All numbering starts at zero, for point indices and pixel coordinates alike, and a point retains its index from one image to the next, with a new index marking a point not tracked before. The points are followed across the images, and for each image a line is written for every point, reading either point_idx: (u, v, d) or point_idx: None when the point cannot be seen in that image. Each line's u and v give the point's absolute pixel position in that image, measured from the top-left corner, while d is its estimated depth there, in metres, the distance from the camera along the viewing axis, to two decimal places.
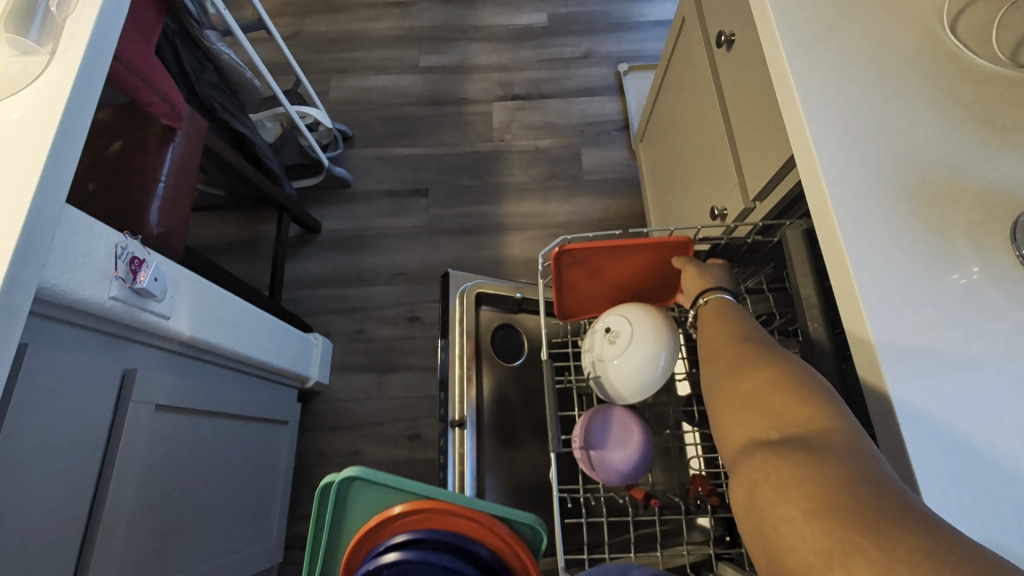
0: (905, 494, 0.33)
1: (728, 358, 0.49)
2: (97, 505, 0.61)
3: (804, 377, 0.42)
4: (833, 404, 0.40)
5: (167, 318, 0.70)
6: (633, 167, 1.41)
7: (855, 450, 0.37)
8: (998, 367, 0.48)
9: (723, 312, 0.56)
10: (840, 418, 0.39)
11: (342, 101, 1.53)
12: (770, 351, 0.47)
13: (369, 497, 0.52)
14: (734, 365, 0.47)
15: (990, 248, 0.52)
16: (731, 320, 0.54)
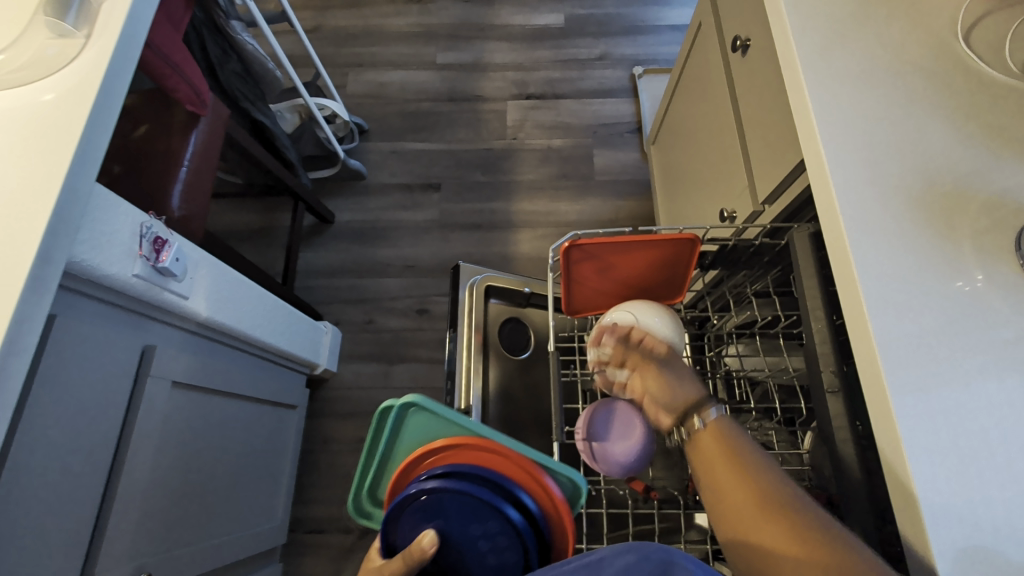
0: None
1: (761, 520, 0.42)
2: (113, 475, 0.64)
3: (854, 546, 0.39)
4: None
5: (186, 298, 0.72)
6: (644, 169, 1.42)
7: None
8: (998, 373, 0.49)
9: (723, 440, 0.49)
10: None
11: (359, 95, 1.56)
12: (798, 501, 0.43)
13: (423, 426, 0.54)
14: (778, 532, 0.41)
15: (995, 257, 0.53)
16: (742, 453, 0.47)
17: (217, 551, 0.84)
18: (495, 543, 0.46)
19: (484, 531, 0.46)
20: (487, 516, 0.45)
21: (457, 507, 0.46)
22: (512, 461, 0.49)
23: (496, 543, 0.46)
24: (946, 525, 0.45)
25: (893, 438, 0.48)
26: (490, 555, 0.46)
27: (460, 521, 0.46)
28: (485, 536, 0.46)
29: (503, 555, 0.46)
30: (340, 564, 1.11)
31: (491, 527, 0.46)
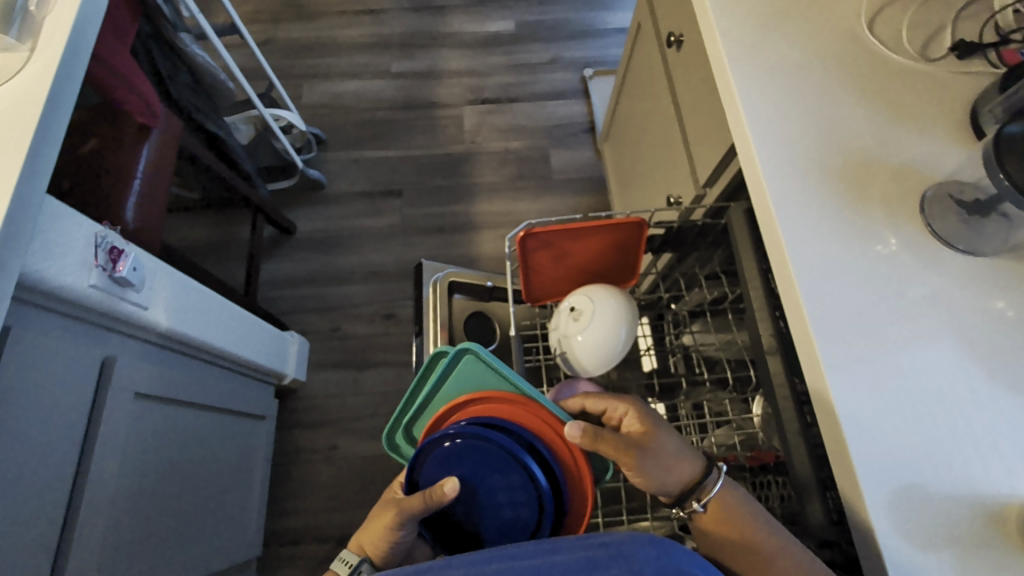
0: None
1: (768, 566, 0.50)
2: (77, 489, 0.63)
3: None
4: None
5: (146, 308, 0.71)
6: (599, 166, 1.48)
7: None
8: (913, 325, 0.54)
9: (731, 515, 0.52)
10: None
11: (315, 105, 1.56)
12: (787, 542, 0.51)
13: (473, 377, 0.63)
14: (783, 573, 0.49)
15: (905, 222, 0.59)
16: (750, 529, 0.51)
17: (189, 565, 0.82)
18: (515, 496, 0.56)
19: (509, 481, 0.55)
20: (514, 469, 0.55)
21: (491, 455, 0.55)
22: (544, 422, 0.59)
23: (516, 493, 0.56)
24: (876, 464, 0.49)
25: (823, 387, 0.53)
26: (508, 504, 0.56)
27: (489, 469, 0.56)
28: (507, 485, 0.55)
29: (519, 506, 0.56)
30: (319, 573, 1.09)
31: (516, 477, 0.55)
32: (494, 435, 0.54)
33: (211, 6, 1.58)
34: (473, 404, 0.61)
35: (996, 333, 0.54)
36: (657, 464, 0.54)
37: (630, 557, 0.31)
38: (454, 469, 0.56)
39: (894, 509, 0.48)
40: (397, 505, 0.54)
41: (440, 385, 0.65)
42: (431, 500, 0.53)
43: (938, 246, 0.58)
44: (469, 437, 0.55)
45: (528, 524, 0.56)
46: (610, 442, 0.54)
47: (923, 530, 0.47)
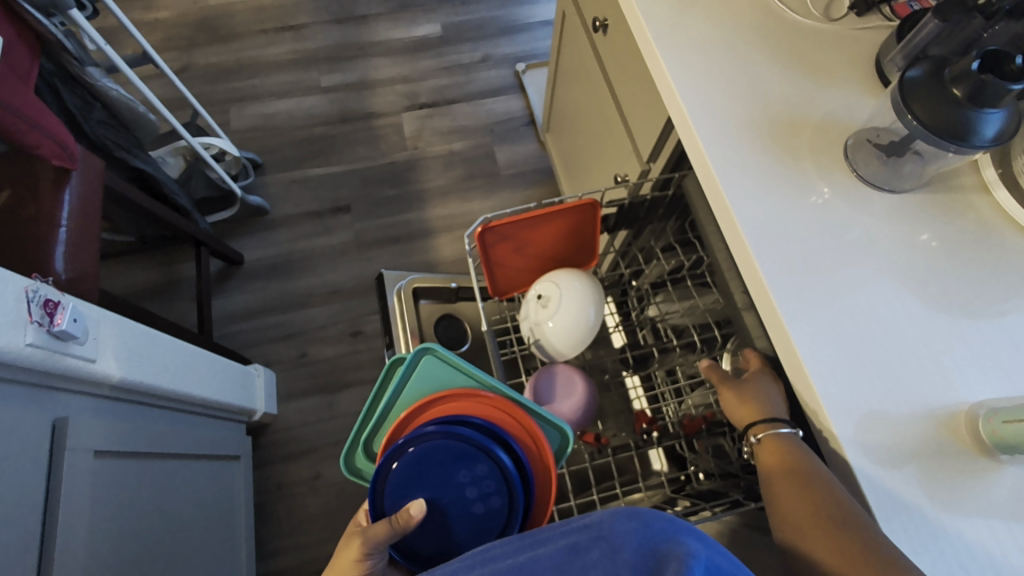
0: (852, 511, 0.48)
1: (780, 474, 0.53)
2: (44, 565, 0.58)
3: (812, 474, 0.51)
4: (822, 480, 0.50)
5: (93, 360, 0.67)
6: (544, 157, 1.50)
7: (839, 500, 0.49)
8: (855, 266, 0.58)
9: (785, 449, 0.54)
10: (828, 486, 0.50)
11: (246, 129, 1.51)
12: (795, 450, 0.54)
13: (431, 378, 0.64)
14: (788, 476, 0.52)
15: (833, 171, 0.63)
16: (796, 458, 0.53)
17: None
18: (482, 489, 0.56)
19: (475, 472, 0.56)
20: (479, 458, 0.56)
21: (455, 448, 0.57)
22: (507, 413, 0.61)
23: (484, 484, 0.56)
24: (842, 398, 0.53)
25: (782, 331, 0.56)
26: (478, 497, 0.56)
27: (454, 464, 0.57)
28: (474, 477, 0.56)
29: (489, 498, 0.56)
30: None
31: (482, 467, 0.56)
32: (459, 428, 0.57)
33: (118, 37, 1.50)
34: (436, 406, 0.62)
35: (925, 261, 0.59)
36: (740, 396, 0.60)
37: (610, 534, 0.31)
38: (419, 472, 0.57)
39: (861, 432, 0.51)
40: (363, 534, 0.54)
41: (397, 393, 0.64)
42: (395, 525, 0.52)
43: (866, 189, 0.62)
44: (434, 431, 0.57)
45: (500, 515, 0.56)
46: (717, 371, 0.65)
47: (889, 450, 0.51)
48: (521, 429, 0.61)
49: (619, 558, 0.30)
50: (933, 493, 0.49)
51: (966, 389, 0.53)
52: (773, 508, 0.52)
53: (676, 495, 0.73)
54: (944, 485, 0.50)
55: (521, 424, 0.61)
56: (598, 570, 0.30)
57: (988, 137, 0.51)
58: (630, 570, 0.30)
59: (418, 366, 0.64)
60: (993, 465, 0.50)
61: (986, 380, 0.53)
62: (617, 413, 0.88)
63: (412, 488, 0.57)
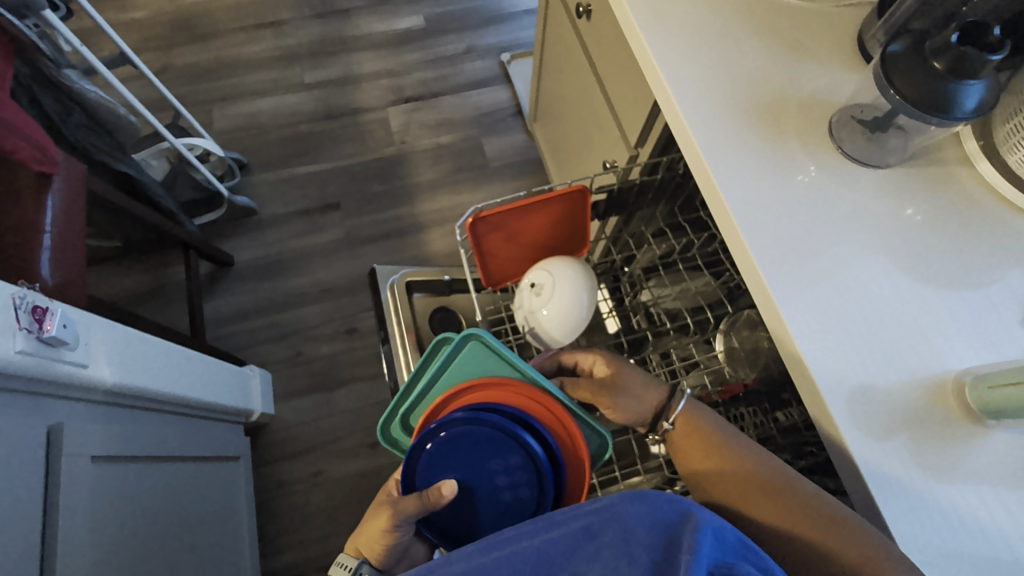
0: (768, 470, 0.55)
1: (696, 447, 0.59)
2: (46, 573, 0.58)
3: (725, 443, 0.58)
4: (734, 448, 0.58)
5: (86, 366, 0.67)
6: (533, 147, 1.50)
7: (755, 462, 0.56)
8: (844, 241, 0.59)
9: (697, 428, 0.60)
10: (739, 452, 0.57)
11: (230, 129, 1.49)
12: (698, 418, 0.61)
13: (473, 366, 0.64)
14: (705, 449, 0.59)
15: (818, 148, 0.64)
16: (704, 426, 0.60)
17: None
18: (513, 479, 0.58)
19: (508, 462, 0.57)
20: (513, 449, 0.57)
21: (492, 437, 0.57)
22: (543, 404, 0.61)
23: (516, 474, 0.58)
24: (832, 371, 0.53)
25: (773, 308, 0.57)
26: (508, 486, 0.58)
27: (488, 453, 0.58)
28: (506, 466, 0.57)
29: (518, 488, 0.58)
30: None
31: (515, 458, 0.57)
32: (494, 417, 0.56)
33: (94, 38, 1.47)
34: (475, 393, 0.62)
35: (909, 235, 0.59)
36: (629, 398, 0.62)
37: (621, 516, 0.31)
38: (454, 457, 0.58)
39: (851, 403, 0.52)
40: (393, 507, 0.55)
41: (439, 376, 0.65)
42: (427, 501, 0.54)
43: (852, 165, 0.63)
44: (472, 420, 0.57)
45: (528, 505, 0.58)
46: (586, 387, 0.64)
47: (878, 421, 0.52)
48: (556, 420, 0.62)
49: (632, 538, 0.30)
50: (922, 460, 0.50)
51: (953, 356, 0.54)
52: (701, 482, 0.58)
53: (675, 476, 0.75)
54: (933, 452, 0.51)
55: (556, 415, 0.61)
56: (612, 551, 0.30)
57: (969, 109, 0.52)
58: (645, 549, 0.30)
59: (462, 351, 0.64)
60: (982, 430, 0.51)
61: (971, 347, 0.54)
62: None
63: (444, 469, 0.58)
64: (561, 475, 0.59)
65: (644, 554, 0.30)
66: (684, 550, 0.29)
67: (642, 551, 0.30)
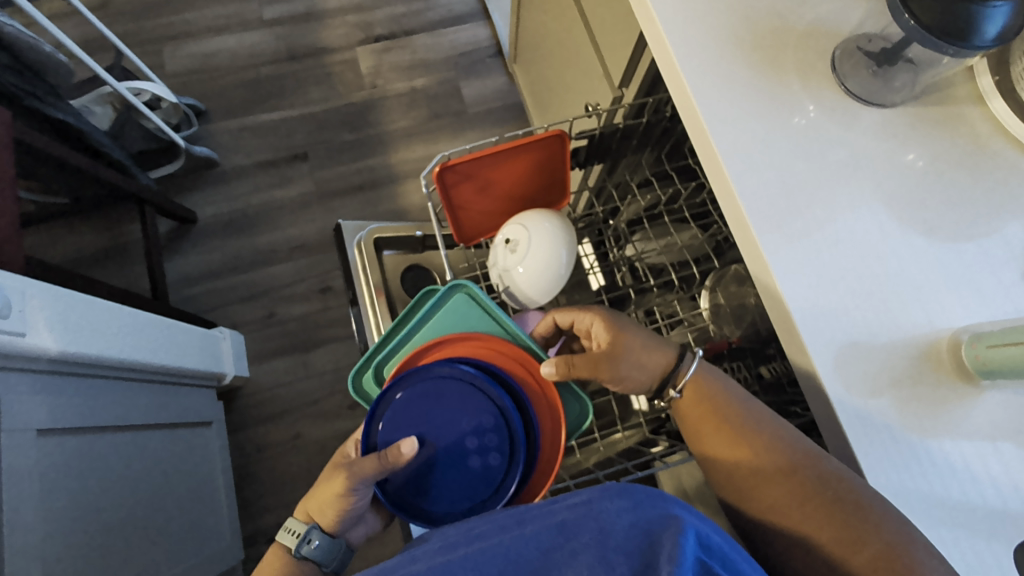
0: (785, 450, 0.53)
1: (708, 423, 0.57)
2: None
3: (739, 419, 0.56)
4: (748, 423, 0.56)
5: (23, 334, 0.62)
6: (514, 91, 1.40)
7: (770, 440, 0.54)
8: (842, 189, 0.54)
9: (704, 396, 0.58)
10: (753, 428, 0.55)
11: (184, 72, 1.37)
12: (711, 390, 0.58)
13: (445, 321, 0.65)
14: (717, 425, 0.57)
15: (819, 85, 0.57)
16: (715, 398, 0.58)
17: None
18: (484, 442, 0.54)
19: (481, 423, 0.54)
20: (488, 407, 0.55)
21: (463, 391, 0.55)
22: (518, 362, 0.61)
23: (486, 437, 0.54)
24: (821, 331, 0.50)
25: (763, 264, 0.52)
26: (477, 450, 0.54)
27: (460, 411, 0.55)
28: (478, 427, 0.54)
29: (488, 453, 0.54)
30: None
31: (488, 418, 0.54)
32: (470, 370, 0.56)
33: None
34: (444, 348, 0.61)
35: (910, 184, 0.54)
36: (631, 368, 0.59)
37: (595, 513, 0.30)
38: (418, 413, 0.55)
39: (839, 366, 0.49)
40: (351, 468, 0.53)
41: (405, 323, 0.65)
42: (387, 461, 0.51)
43: (854, 104, 0.57)
44: (443, 371, 0.56)
45: (495, 474, 0.53)
46: (585, 365, 0.58)
47: (864, 382, 0.49)
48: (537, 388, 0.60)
49: (607, 540, 0.29)
50: (907, 420, 0.48)
51: (950, 313, 0.50)
52: (715, 460, 0.57)
53: (655, 435, 0.73)
54: (918, 412, 0.48)
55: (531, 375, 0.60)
56: (586, 555, 0.29)
57: (990, 37, 0.46)
58: (623, 555, 0.28)
59: (447, 303, 0.64)
60: (974, 390, 0.49)
61: (969, 304, 0.51)
62: None
63: (408, 425, 0.55)
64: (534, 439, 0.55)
65: (621, 562, 0.28)
66: (666, 557, 0.27)
67: (620, 558, 0.28)
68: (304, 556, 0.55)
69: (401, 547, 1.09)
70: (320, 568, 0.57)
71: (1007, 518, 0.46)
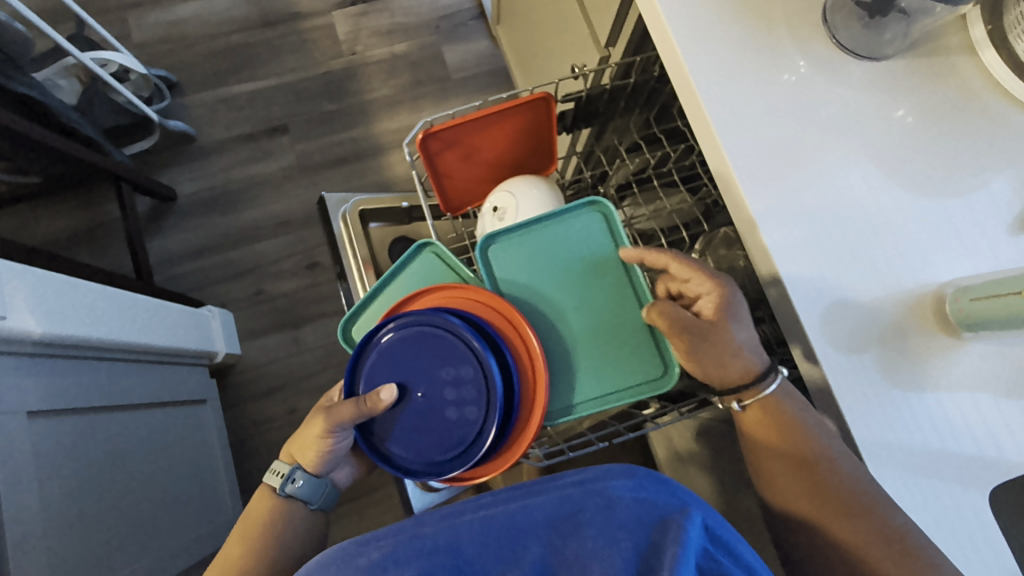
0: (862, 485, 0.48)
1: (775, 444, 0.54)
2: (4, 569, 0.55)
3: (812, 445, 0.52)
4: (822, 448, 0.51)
5: (4, 317, 0.60)
6: (498, 55, 1.35)
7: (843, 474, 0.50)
8: (832, 146, 0.54)
9: (773, 415, 0.54)
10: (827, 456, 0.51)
11: (152, 42, 1.31)
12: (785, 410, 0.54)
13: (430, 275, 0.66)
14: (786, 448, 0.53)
15: (809, 39, 0.56)
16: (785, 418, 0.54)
17: (164, 561, 0.79)
18: (461, 394, 0.54)
19: (459, 372, 0.54)
20: (467, 359, 0.54)
21: (440, 341, 0.55)
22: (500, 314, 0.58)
23: (464, 389, 0.54)
24: (809, 292, 0.50)
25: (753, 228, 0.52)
26: (455, 403, 0.54)
27: (441, 360, 0.55)
28: (457, 377, 0.54)
29: (465, 406, 0.54)
30: None
31: (467, 369, 0.54)
32: (451, 318, 0.55)
33: None
34: (425, 297, 0.61)
35: (898, 139, 0.54)
36: (709, 353, 0.54)
37: (607, 491, 0.36)
38: (397, 361, 0.56)
39: (826, 324, 0.50)
40: (329, 413, 0.55)
41: (399, 274, 0.66)
42: (364, 407, 0.53)
43: (845, 57, 0.56)
44: (419, 319, 0.55)
45: (470, 427, 0.53)
46: (670, 322, 0.54)
47: (849, 336, 0.50)
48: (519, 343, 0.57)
49: (615, 516, 0.35)
50: (890, 374, 0.49)
51: (936, 268, 0.51)
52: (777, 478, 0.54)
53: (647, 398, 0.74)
54: (901, 365, 0.49)
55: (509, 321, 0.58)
56: (592, 528, 0.35)
57: None
58: (627, 532, 0.34)
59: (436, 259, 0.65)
60: (956, 341, 0.49)
61: (955, 258, 0.51)
62: None
63: (390, 372, 0.56)
64: (512, 391, 0.54)
65: (627, 538, 0.34)
66: (672, 538, 0.33)
67: (623, 532, 0.34)
68: (290, 493, 0.60)
69: (400, 513, 1.12)
70: (308, 505, 0.61)
71: (984, 462, 0.47)
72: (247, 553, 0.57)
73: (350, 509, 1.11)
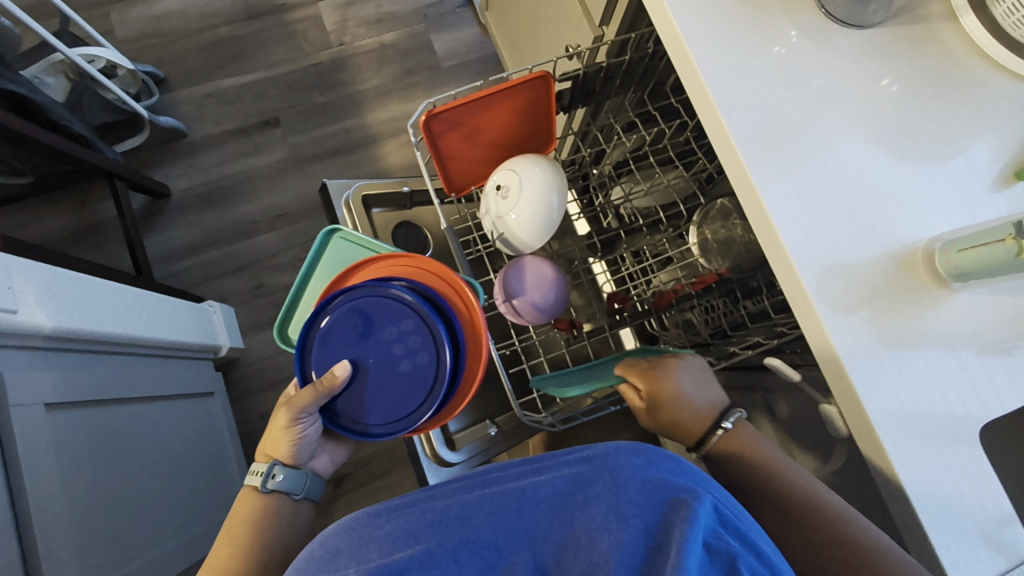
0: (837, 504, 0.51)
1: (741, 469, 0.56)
2: (30, 563, 0.56)
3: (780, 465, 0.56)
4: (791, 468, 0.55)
5: (16, 311, 0.61)
6: (488, 42, 1.36)
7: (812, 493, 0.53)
8: (826, 116, 0.56)
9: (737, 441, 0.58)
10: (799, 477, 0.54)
11: (136, 37, 1.29)
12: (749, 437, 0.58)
13: (344, 260, 0.69)
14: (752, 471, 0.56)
15: (799, 11, 0.58)
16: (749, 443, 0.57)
17: (182, 551, 0.80)
18: (409, 346, 0.55)
19: (401, 327, 0.56)
20: (405, 312, 0.56)
21: (376, 305, 0.56)
22: (427, 271, 0.61)
23: (411, 340, 0.55)
24: (806, 253, 0.53)
25: (754, 193, 0.54)
26: (405, 355, 0.55)
27: (380, 322, 0.56)
28: (400, 332, 0.56)
29: (416, 354, 0.55)
30: (325, 514, 1.11)
31: (407, 322, 0.56)
32: (379, 282, 0.57)
33: None
34: (344, 282, 0.64)
35: (884, 107, 0.56)
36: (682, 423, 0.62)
37: (615, 468, 0.35)
38: (340, 340, 0.56)
39: (823, 282, 0.52)
40: (289, 403, 0.56)
41: (312, 274, 0.69)
42: (321, 387, 0.54)
43: (834, 27, 0.58)
44: (346, 297, 0.57)
45: (428, 370, 0.55)
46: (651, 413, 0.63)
47: (842, 296, 0.52)
48: (452, 290, 0.60)
49: (623, 494, 0.34)
50: (884, 329, 0.51)
51: (922, 225, 0.54)
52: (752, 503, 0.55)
53: None
54: (896, 320, 0.52)
55: (439, 276, 0.61)
56: (601, 503, 0.34)
57: None
58: (636, 508, 0.33)
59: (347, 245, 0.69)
60: (945, 293, 0.52)
61: (942, 215, 0.54)
62: (585, 295, 0.90)
63: (338, 351, 0.56)
64: (454, 328, 0.57)
65: (636, 516, 0.33)
66: (680, 515, 0.32)
67: (632, 509, 0.33)
68: (272, 489, 0.60)
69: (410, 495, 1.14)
70: (291, 497, 0.62)
71: (978, 407, 0.50)
72: (234, 553, 0.58)
73: (361, 494, 1.12)
